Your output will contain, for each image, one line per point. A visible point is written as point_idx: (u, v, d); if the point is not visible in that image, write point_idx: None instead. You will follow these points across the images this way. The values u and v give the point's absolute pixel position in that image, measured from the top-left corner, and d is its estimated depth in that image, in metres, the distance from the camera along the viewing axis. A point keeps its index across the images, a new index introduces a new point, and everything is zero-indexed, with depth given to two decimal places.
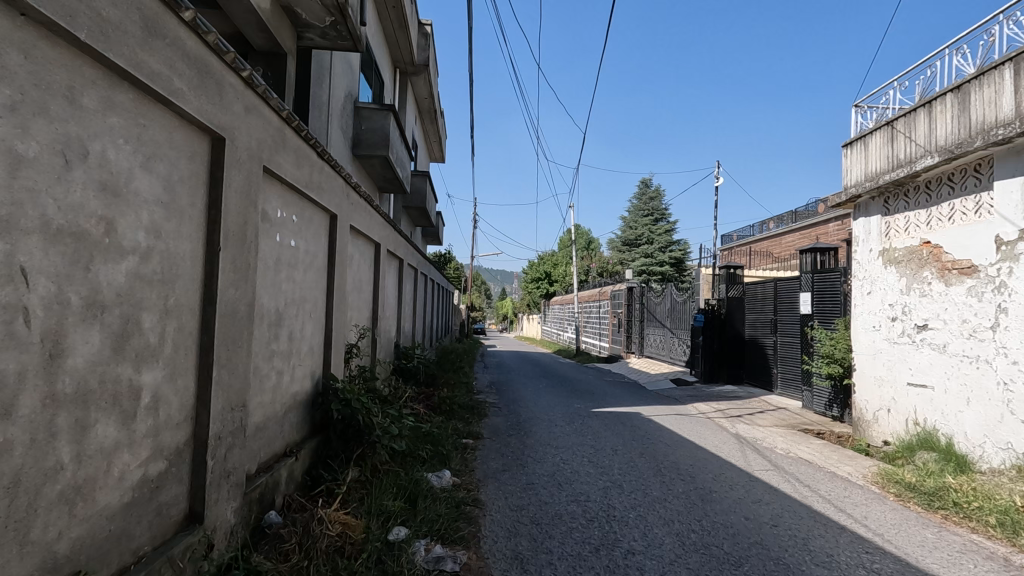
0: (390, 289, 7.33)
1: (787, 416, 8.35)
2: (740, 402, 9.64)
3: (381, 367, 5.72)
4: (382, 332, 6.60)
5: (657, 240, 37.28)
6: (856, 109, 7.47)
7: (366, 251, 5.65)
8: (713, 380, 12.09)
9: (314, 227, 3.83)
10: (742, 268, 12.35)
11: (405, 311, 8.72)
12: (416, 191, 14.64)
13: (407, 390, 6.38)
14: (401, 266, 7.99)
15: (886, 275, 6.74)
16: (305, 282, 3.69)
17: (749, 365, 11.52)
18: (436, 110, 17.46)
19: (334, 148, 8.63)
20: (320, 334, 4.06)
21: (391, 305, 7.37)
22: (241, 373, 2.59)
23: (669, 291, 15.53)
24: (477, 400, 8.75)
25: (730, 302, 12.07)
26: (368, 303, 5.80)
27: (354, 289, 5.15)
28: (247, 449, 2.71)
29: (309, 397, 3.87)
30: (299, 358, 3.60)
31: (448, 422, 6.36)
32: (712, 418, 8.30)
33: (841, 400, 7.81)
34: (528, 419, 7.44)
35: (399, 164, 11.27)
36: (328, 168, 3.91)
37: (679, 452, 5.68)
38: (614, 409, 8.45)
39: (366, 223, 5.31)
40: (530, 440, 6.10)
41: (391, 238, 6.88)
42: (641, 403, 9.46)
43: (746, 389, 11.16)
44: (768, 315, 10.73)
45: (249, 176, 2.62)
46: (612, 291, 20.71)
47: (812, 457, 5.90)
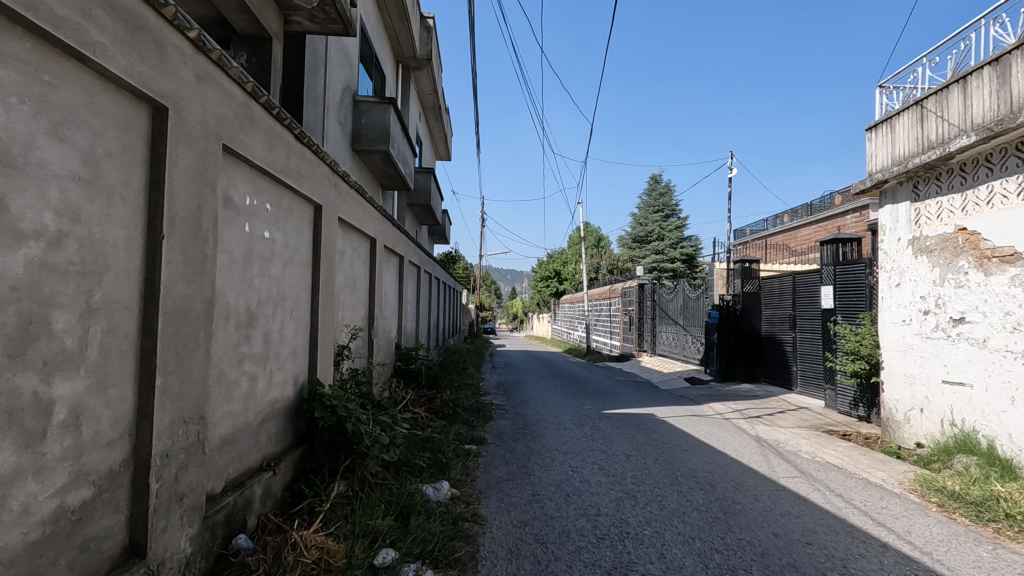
0: (390, 287, 7.00)
1: (809, 416, 7.91)
2: (759, 402, 9.21)
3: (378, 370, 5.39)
4: (381, 333, 6.28)
5: (668, 236, 36.78)
6: (881, 90, 7.04)
7: (360, 247, 5.32)
8: (728, 379, 11.66)
9: (295, 218, 3.50)
10: (757, 262, 11.88)
11: (407, 311, 8.40)
12: (420, 189, 14.32)
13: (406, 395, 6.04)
14: (401, 264, 7.66)
15: (917, 266, 6.29)
16: (285, 278, 3.37)
17: (767, 363, 11.07)
18: (440, 106, 17.15)
19: (331, 142, 8.32)
20: (305, 335, 3.73)
21: (391, 305, 7.05)
22: (197, 381, 2.27)
23: (682, 287, 15.10)
24: (483, 402, 8.42)
25: (746, 298, 11.63)
26: (363, 302, 5.47)
27: (346, 287, 4.83)
28: (207, 467, 2.38)
29: (293, 404, 3.55)
30: (278, 361, 3.28)
31: (450, 427, 6.02)
32: (729, 419, 7.89)
33: (868, 399, 7.36)
34: (536, 422, 7.07)
35: (401, 159, 10.96)
36: (310, 154, 3.59)
37: (697, 457, 5.29)
38: (626, 411, 8.06)
39: (358, 218, 4.98)
40: (537, 446, 5.74)
41: (389, 234, 6.55)
42: (655, 404, 9.06)
43: (764, 388, 10.73)
44: (786, 311, 10.30)
45: (204, 155, 2.29)
46: (622, 288, 20.28)
47: (841, 462, 5.48)
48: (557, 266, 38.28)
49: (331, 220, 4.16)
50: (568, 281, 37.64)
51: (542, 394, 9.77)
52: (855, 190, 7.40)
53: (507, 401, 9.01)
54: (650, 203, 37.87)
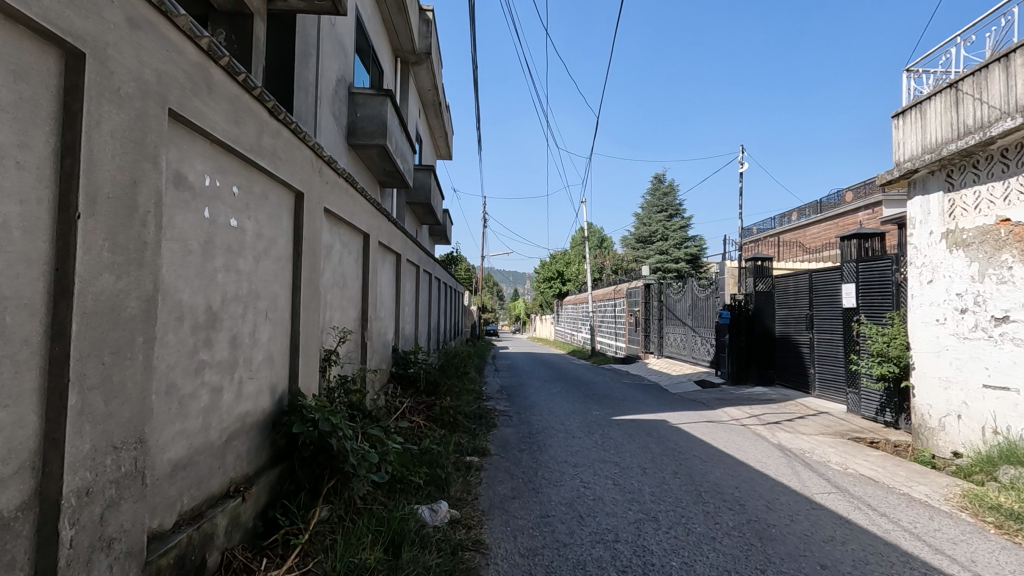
0: (386, 287, 6.57)
1: (832, 422, 7.45)
2: (776, 406, 8.77)
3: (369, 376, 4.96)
4: (375, 335, 5.85)
5: (672, 236, 36.36)
6: (908, 75, 6.61)
7: (351, 242, 4.89)
8: (741, 381, 11.20)
9: (271, 205, 3.08)
10: (770, 259, 11.38)
11: (405, 313, 7.97)
12: (420, 187, 13.91)
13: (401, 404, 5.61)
14: (398, 263, 7.22)
15: (952, 261, 5.84)
16: (258, 274, 2.95)
17: (782, 365, 10.61)
18: (440, 102, 16.76)
19: (324, 134, 7.91)
20: (284, 339, 3.30)
21: (387, 306, 6.62)
22: (134, 397, 1.84)
23: (690, 287, 14.65)
24: (486, 408, 7.98)
25: (759, 297, 11.15)
26: (355, 302, 5.05)
27: (334, 285, 4.40)
28: (150, 500, 1.96)
29: (270, 417, 3.12)
30: (249, 369, 2.85)
31: (450, 437, 5.58)
32: (747, 425, 7.43)
33: (896, 404, 6.91)
34: (542, 430, 6.63)
35: (400, 155, 10.53)
36: (288, 133, 3.17)
37: (720, 469, 4.85)
38: (637, 417, 7.61)
39: (347, 212, 4.56)
40: (543, 457, 5.30)
41: (385, 230, 6.13)
42: (666, 409, 8.61)
43: (778, 391, 10.29)
44: (802, 310, 9.87)
45: (142, 119, 1.87)
46: (627, 288, 19.84)
47: (876, 474, 5.04)
48: (560, 267, 37.84)
49: (315, 210, 3.73)
50: (571, 282, 37.18)
51: (548, 399, 9.34)
52: (881, 181, 6.95)
53: (511, 407, 8.56)
54: (653, 203, 37.48)
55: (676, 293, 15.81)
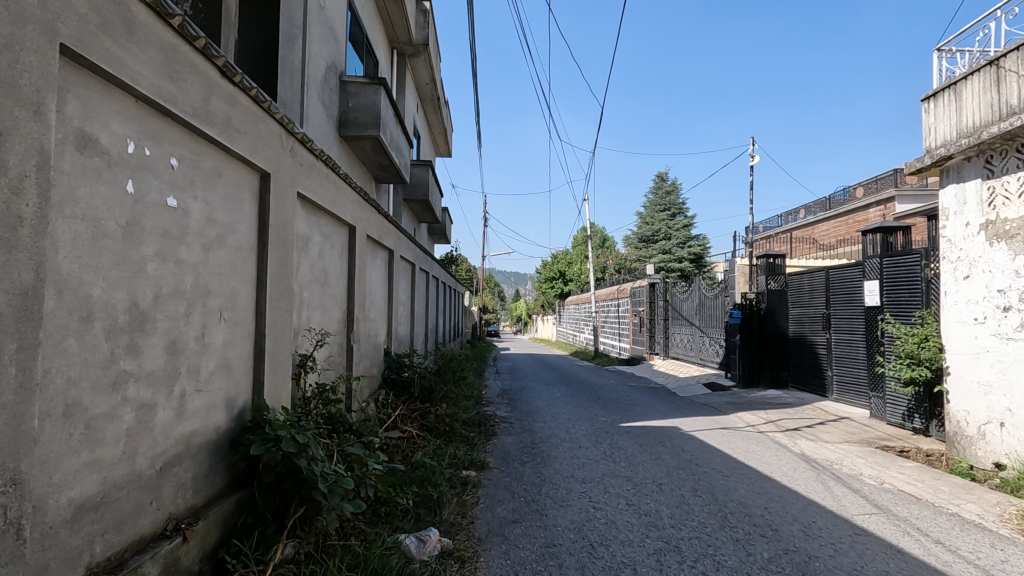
0: (377, 287, 6.11)
1: (855, 429, 6.96)
2: (793, 411, 8.28)
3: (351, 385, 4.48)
4: (364, 339, 5.37)
5: (675, 235, 35.87)
6: (939, 54, 6.12)
7: (333, 235, 4.41)
8: (753, 384, 10.71)
9: (226, 184, 2.60)
10: (783, 257, 10.91)
11: (399, 314, 7.50)
12: (418, 183, 13.42)
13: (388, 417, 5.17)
14: (391, 260, 6.74)
15: (992, 255, 5.35)
16: (210, 265, 2.47)
17: (796, 367, 10.13)
18: (438, 97, 16.29)
19: (313, 123, 7.43)
20: (245, 343, 2.83)
21: (378, 306, 6.13)
22: (1, 425, 1.37)
23: (697, 285, 14.18)
24: (485, 414, 7.51)
25: (771, 296, 10.67)
26: (338, 302, 4.57)
27: (312, 282, 3.92)
28: (31, 559, 1.49)
29: (227, 435, 2.64)
30: (196, 380, 2.38)
31: (445, 449, 5.09)
32: (765, 432, 6.94)
33: (926, 410, 6.42)
34: (545, 439, 6.15)
35: (395, 148, 10.06)
36: (247, 101, 2.69)
37: (744, 485, 4.37)
38: (646, 423, 7.13)
39: (328, 200, 4.08)
40: (547, 471, 4.81)
41: (375, 223, 5.65)
42: (676, 414, 8.13)
43: (793, 394, 9.80)
44: (818, 310, 9.39)
45: (14, 52, 1.41)
46: (631, 287, 19.36)
47: (915, 488, 4.55)
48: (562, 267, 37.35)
49: (287, 195, 3.26)
50: (574, 282, 36.71)
51: (551, 403, 8.86)
52: (910, 170, 6.46)
53: (513, 413, 8.07)
54: (656, 201, 37.02)
55: (683, 292, 15.33)
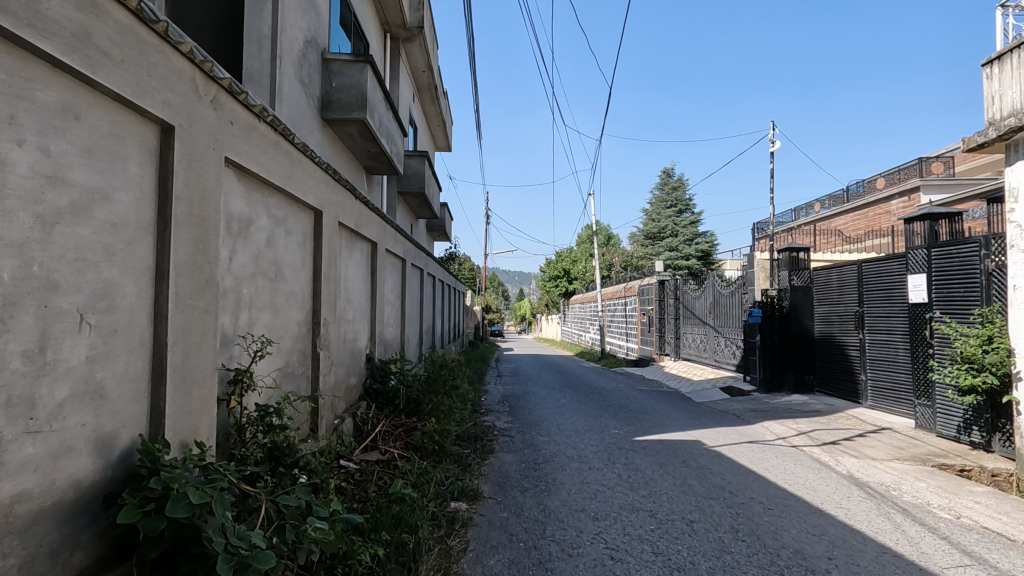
0: (356, 284, 5.32)
1: (902, 443, 6.12)
2: (826, 420, 7.46)
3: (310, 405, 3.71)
4: (336, 345, 4.58)
5: (682, 232, 35.00)
6: (1004, 11, 5.30)
7: (289, 220, 3.61)
8: (776, 389, 9.90)
9: (90, 133, 1.83)
10: (807, 251, 10.08)
11: (386, 316, 6.72)
12: (414, 174, 12.62)
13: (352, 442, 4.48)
14: (375, 254, 5.96)
15: None
16: (56, 246, 1.69)
17: (824, 370, 9.31)
18: (436, 86, 15.52)
19: (289, 103, 6.65)
20: (132, 356, 2.04)
21: (358, 306, 5.35)
22: None
23: (712, 282, 13.36)
24: (482, 427, 6.72)
25: (795, 293, 9.85)
26: (298, 302, 3.77)
27: (257, 276, 3.12)
28: None
29: (96, 490, 1.85)
30: (27, 417, 1.59)
31: (431, 475, 4.30)
32: (800, 447, 6.12)
33: (987, 422, 5.58)
34: (550, 457, 5.35)
35: (385, 134, 9.27)
36: (126, 17, 1.92)
37: (795, 523, 3.56)
38: (664, 437, 6.33)
39: (278, 175, 3.29)
40: (552, 503, 4.02)
41: (350, 211, 4.86)
42: (696, 424, 7.32)
43: (821, 400, 8.98)
44: (851, 308, 8.56)
45: None
46: (639, 285, 18.55)
47: (1001, 524, 3.74)
48: (566, 265, 36.52)
49: (207, 160, 2.46)
50: (579, 281, 35.88)
51: (556, 412, 8.08)
52: (969, 146, 5.63)
53: (514, 424, 7.25)
54: (661, 197, 36.24)
55: (696, 290, 14.51)
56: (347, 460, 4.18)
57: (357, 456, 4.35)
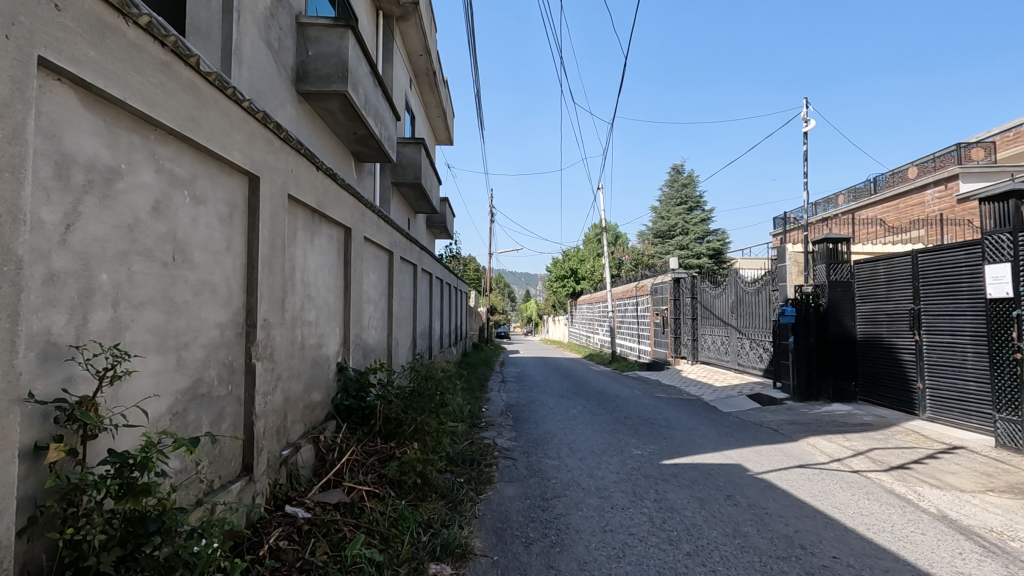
0: (322, 278, 4.32)
1: (988, 468, 5.04)
2: (883, 437, 6.38)
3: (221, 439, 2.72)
4: (286, 354, 3.58)
5: (693, 230, 33.89)
6: None
7: (201, 182, 2.61)
8: (813, 397, 8.81)
9: None
10: (848, 242, 8.99)
11: (367, 316, 5.73)
12: (409, 164, 11.63)
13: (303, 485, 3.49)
14: (349, 242, 4.96)
15: None
16: None
17: (869, 376, 8.27)
18: (434, 72, 14.54)
19: (252, 66, 5.67)
20: None
21: (324, 305, 4.35)
22: None
23: (733, 280, 12.28)
24: (480, 447, 5.70)
25: (835, 290, 8.76)
26: (219, 297, 2.77)
27: (135, 256, 2.13)
28: None
29: None
30: None
31: (406, 526, 3.28)
32: (864, 473, 5.06)
33: None
34: (561, 491, 4.32)
35: (373, 113, 8.28)
36: None
37: None
38: (697, 460, 5.28)
39: (172, 111, 2.28)
40: (567, 565, 2.99)
41: (309, 185, 3.85)
42: (731, 442, 6.27)
43: (869, 411, 7.91)
44: (906, 306, 7.48)
45: None
46: (651, 284, 17.48)
47: None
48: (573, 265, 35.39)
49: None
50: (587, 281, 34.79)
51: (567, 426, 7.04)
52: None
53: (518, 442, 6.23)
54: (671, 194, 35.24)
55: (715, 288, 13.42)
56: (291, 507, 3.21)
57: (312, 499, 3.38)
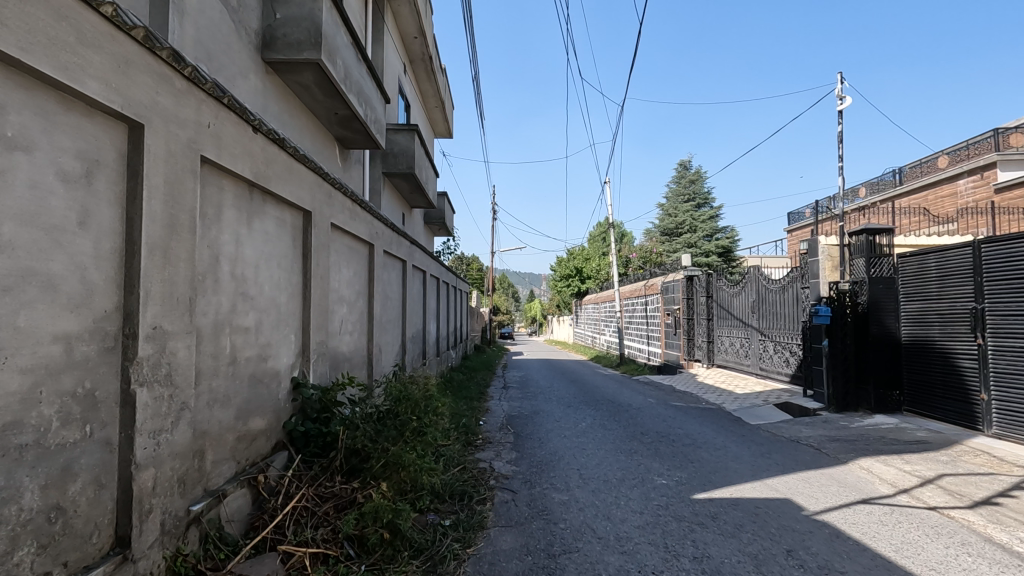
0: (266, 273, 3.41)
1: None
2: (949, 459, 5.42)
3: (55, 507, 1.82)
4: (201, 374, 2.66)
5: (702, 227, 32.87)
6: None
7: (21, 119, 1.71)
8: (852, 408, 7.85)
9: None
10: (890, 233, 8.01)
11: (338, 320, 4.81)
12: (402, 152, 10.70)
13: (223, 552, 2.57)
14: (309, 230, 4.04)
15: None
16: None
17: (918, 386, 7.28)
18: (430, 58, 13.59)
19: (199, 21, 4.76)
20: None
21: (270, 306, 3.44)
22: None
23: (754, 277, 11.30)
24: (474, 478, 4.76)
25: (877, 287, 7.78)
26: (63, 296, 1.86)
27: None
28: None
29: None
30: None
31: None
32: (944, 510, 4.10)
33: None
34: (573, 543, 3.37)
35: (356, 91, 7.36)
36: None
37: None
38: (736, 493, 4.33)
39: None
40: None
41: (239, 149, 2.94)
42: (769, 465, 5.32)
43: (920, 424, 6.95)
44: (966, 306, 6.52)
45: None
46: (662, 282, 16.49)
47: None
48: (578, 264, 34.40)
49: None
50: (592, 280, 33.77)
51: (575, 444, 6.11)
52: None
53: (519, 466, 5.29)
54: (679, 190, 34.24)
55: (733, 286, 12.44)
56: None
57: (231, 572, 2.46)
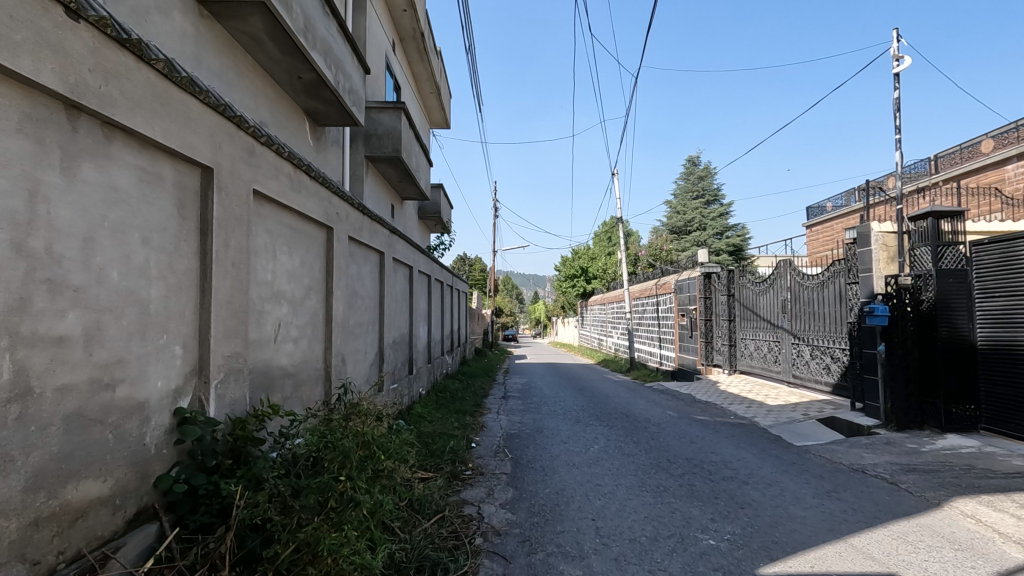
0: (113, 251, 2.19)
1: None
2: None
3: None
4: None
5: (712, 224, 31.60)
6: None
7: None
8: (915, 426, 6.59)
9: None
10: (962, 217, 6.69)
11: (270, 325, 3.57)
12: (387, 133, 9.48)
13: None
14: (210, 195, 2.81)
15: None
16: None
17: (1002, 400, 6.02)
18: (422, 34, 12.37)
19: None
20: None
21: (122, 300, 2.22)
22: None
23: (785, 273, 10.01)
24: (454, 537, 3.51)
25: (946, 283, 6.51)
26: None
27: None
28: None
29: None
30: None
31: None
32: None
33: None
34: None
35: (322, 49, 6.14)
36: None
37: None
38: (818, 563, 3.09)
39: None
40: None
41: (24, 33, 1.73)
42: (844, 510, 4.06)
43: (1010, 447, 5.68)
44: None
45: None
46: (675, 280, 15.23)
47: None
48: (583, 264, 33.09)
49: None
50: (598, 281, 32.45)
51: (587, 478, 4.86)
52: None
53: (517, 513, 4.05)
54: (688, 187, 33.00)
55: (758, 284, 11.15)
56: None
57: None
